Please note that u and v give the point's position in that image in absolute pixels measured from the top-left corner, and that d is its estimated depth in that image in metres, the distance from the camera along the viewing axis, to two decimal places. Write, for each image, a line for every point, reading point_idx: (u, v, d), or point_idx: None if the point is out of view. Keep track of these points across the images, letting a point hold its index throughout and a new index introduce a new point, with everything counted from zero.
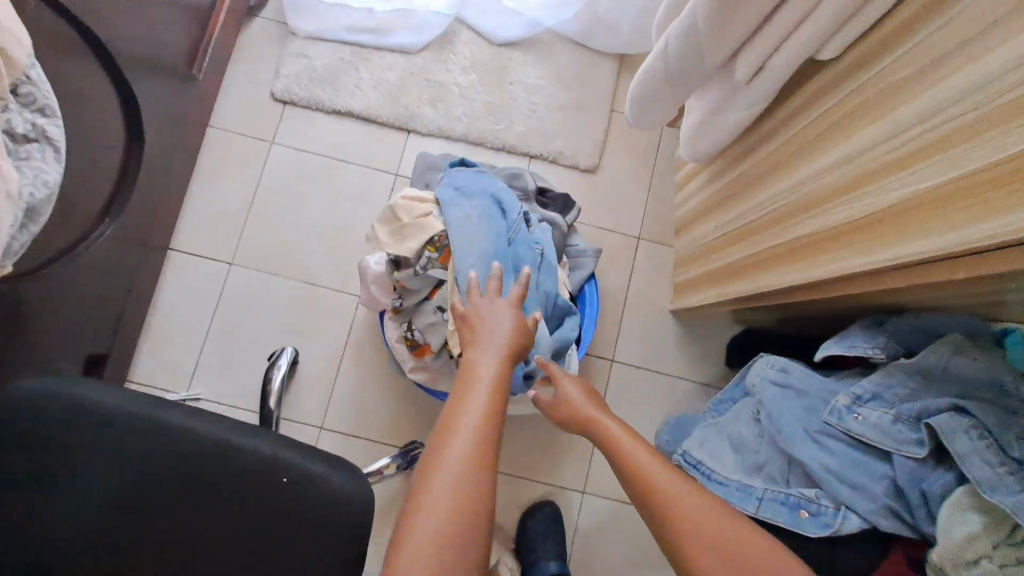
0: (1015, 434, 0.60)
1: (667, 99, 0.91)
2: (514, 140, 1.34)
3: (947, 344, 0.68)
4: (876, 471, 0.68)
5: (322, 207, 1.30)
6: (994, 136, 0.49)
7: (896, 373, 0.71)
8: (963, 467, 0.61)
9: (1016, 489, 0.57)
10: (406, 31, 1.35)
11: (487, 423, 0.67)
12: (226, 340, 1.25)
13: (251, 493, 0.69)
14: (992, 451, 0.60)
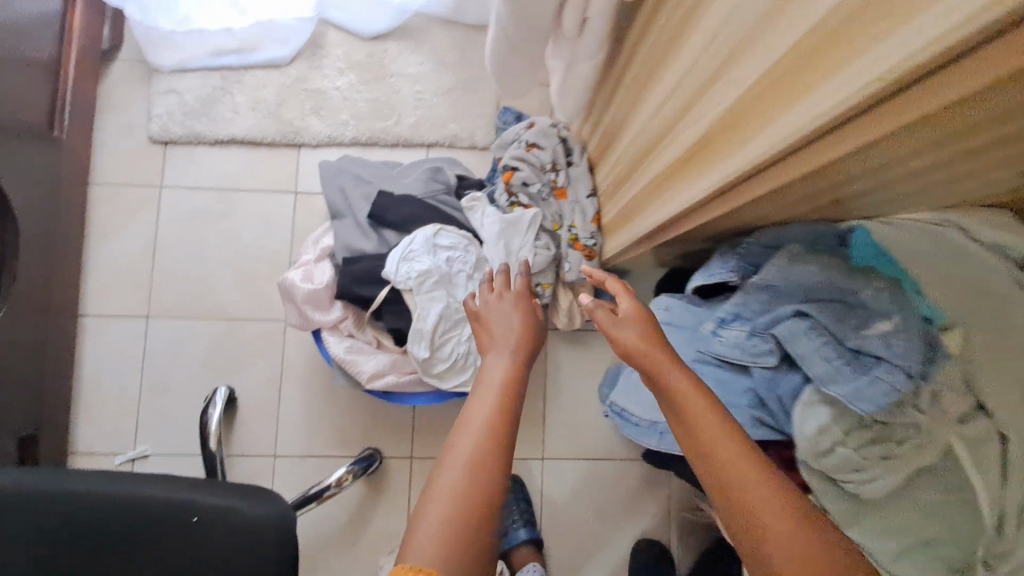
0: (849, 328, 0.66)
1: (522, 64, 0.91)
2: (406, 132, 1.32)
3: (783, 257, 0.71)
4: (739, 386, 0.72)
5: (227, 240, 1.28)
6: (752, 57, 0.49)
7: (751, 290, 0.74)
8: (806, 367, 0.67)
9: (849, 377, 0.64)
10: (272, 44, 1.31)
11: (496, 433, 0.60)
12: (159, 393, 1.24)
13: (168, 545, 0.68)
14: (830, 347, 0.66)
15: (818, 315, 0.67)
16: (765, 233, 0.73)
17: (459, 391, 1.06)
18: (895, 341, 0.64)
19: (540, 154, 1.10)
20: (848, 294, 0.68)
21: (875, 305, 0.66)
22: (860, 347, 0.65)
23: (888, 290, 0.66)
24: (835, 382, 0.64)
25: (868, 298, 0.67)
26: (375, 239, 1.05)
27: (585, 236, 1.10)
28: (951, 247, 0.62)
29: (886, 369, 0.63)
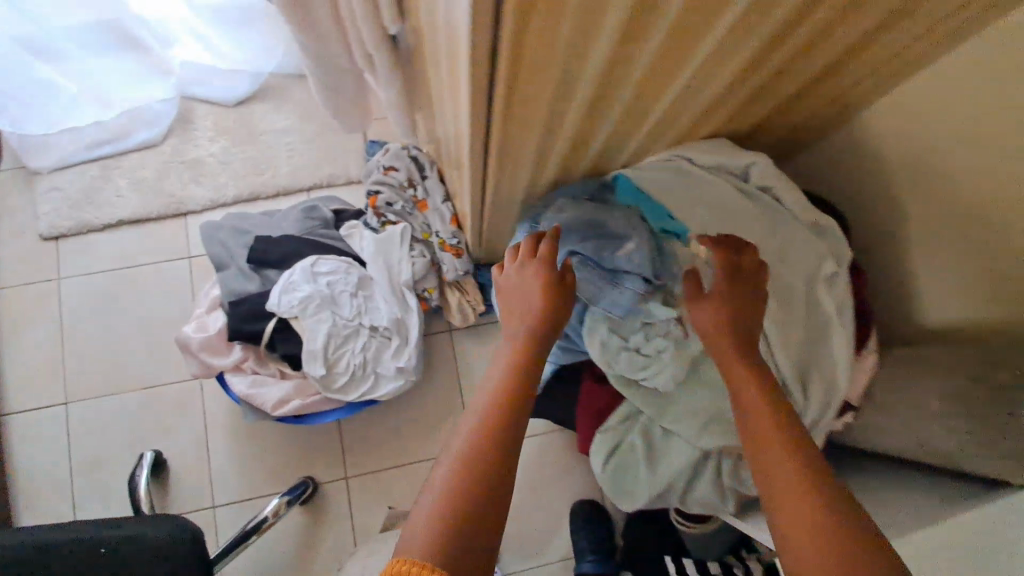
0: (607, 255, 0.75)
1: (345, 98, 1.03)
2: (284, 181, 1.42)
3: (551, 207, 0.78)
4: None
5: (133, 315, 1.35)
6: (447, 60, 0.62)
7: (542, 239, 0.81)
8: (582, 293, 0.75)
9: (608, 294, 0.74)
10: (142, 128, 1.41)
11: (489, 427, 0.58)
12: (90, 473, 1.28)
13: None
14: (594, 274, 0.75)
15: (581, 249, 0.75)
16: (541, 195, 0.81)
17: (365, 399, 1.15)
18: (637, 256, 0.75)
19: (397, 175, 1.23)
20: (600, 226, 0.77)
21: (620, 230, 0.76)
22: (614, 268, 0.75)
23: (630, 216, 0.78)
24: (601, 298, 0.74)
25: (614, 225, 0.76)
26: (257, 280, 1.15)
27: (448, 237, 1.22)
28: (684, 175, 0.76)
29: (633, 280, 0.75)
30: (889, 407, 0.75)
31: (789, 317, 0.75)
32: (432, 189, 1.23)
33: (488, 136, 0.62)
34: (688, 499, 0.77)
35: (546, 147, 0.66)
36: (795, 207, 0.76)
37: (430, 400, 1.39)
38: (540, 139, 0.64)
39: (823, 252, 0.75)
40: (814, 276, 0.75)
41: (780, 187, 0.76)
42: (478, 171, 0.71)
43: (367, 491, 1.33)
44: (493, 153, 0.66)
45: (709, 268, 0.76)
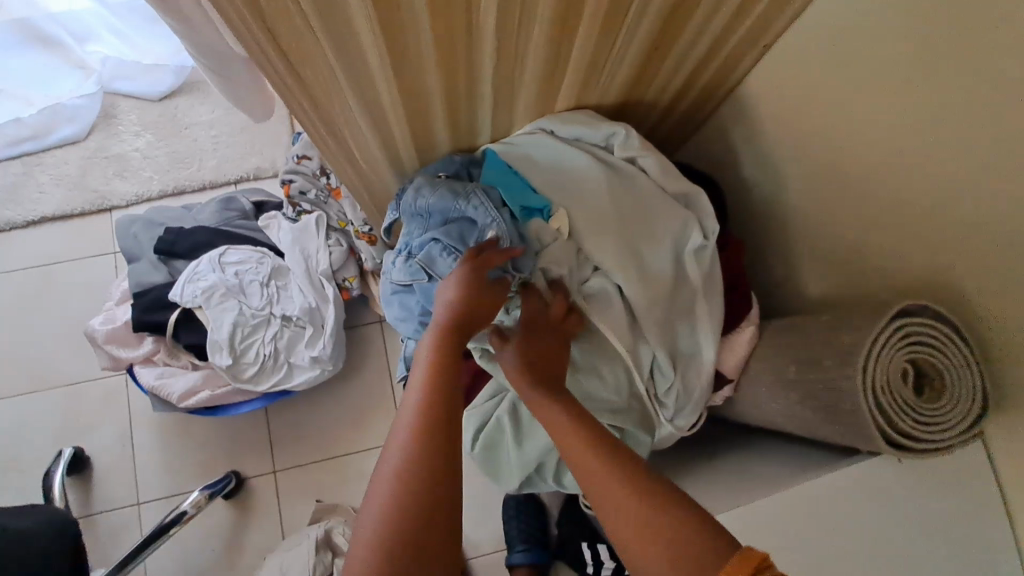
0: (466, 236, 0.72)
1: (237, 80, 1.01)
2: (209, 175, 1.41)
3: (413, 186, 0.75)
4: (411, 303, 0.75)
5: (56, 312, 1.34)
6: None
7: (409, 220, 0.77)
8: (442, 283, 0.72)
9: None
10: (64, 123, 1.40)
11: (424, 423, 0.54)
12: (13, 471, 1.27)
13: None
14: (450, 254, 0.71)
15: (440, 232, 0.72)
16: (410, 169, 0.80)
17: (279, 389, 1.14)
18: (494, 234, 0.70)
19: (310, 164, 1.22)
20: (461, 211, 0.73)
21: (477, 214, 0.72)
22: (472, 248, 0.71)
23: (488, 196, 0.72)
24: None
25: (472, 211, 0.72)
26: (165, 270, 1.14)
27: (359, 224, 1.18)
28: (547, 147, 0.75)
29: None
30: (761, 375, 0.74)
31: (652, 290, 0.72)
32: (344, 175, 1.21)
33: (313, 93, 0.61)
34: (563, 476, 0.75)
35: (381, 106, 0.66)
36: (660, 175, 0.75)
37: (360, 390, 1.37)
38: (370, 100, 0.63)
39: (684, 221, 0.74)
40: (675, 248, 0.74)
41: (643, 158, 0.75)
42: (326, 137, 0.70)
43: (295, 484, 1.31)
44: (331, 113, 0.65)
45: (574, 246, 0.73)
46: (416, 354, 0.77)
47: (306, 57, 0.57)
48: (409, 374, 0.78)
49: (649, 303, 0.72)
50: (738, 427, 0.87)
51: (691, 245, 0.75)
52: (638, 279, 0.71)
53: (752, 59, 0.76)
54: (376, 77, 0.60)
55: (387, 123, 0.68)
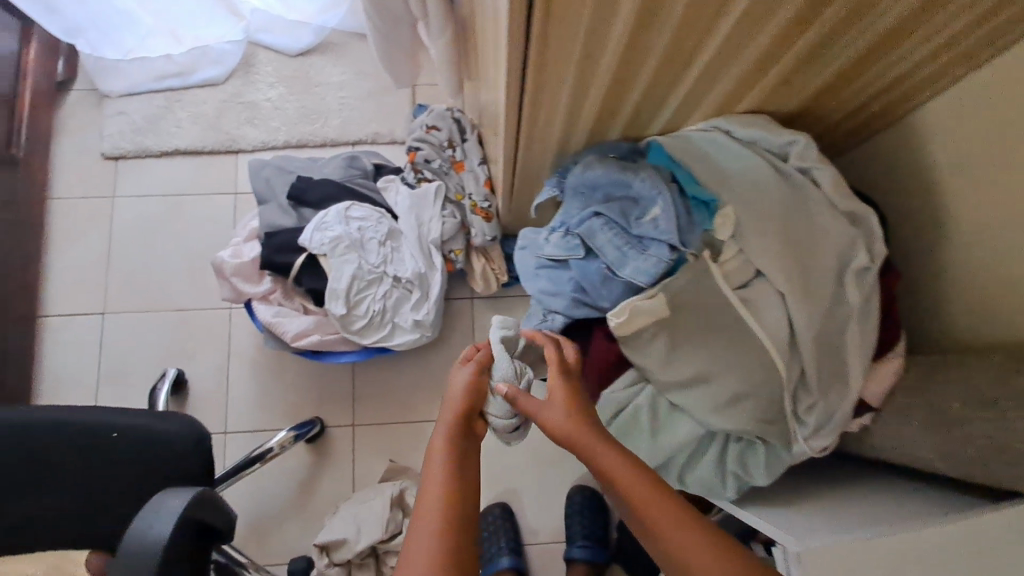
0: (632, 219, 0.71)
1: (397, 44, 1.04)
2: (332, 133, 1.47)
3: (580, 164, 0.75)
4: (564, 279, 0.76)
5: (174, 240, 1.41)
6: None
7: (569, 198, 0.78)
8: (602, 258, 0.71)
9: (631, 257, 0.70)
10: (208, 66, 1.48)
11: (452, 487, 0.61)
12: (116, 381, 1.35)
13: (92, 456, 0.79)
14: (616, 235, 0.71)
15: (606, 212, 0.72)
16: (573, 153, 0.82)
17: (379, 346, 1.17)
18: (665, 219, 0.69)
19: (439, 134, 1.25)
20: (625, 186, 0.71)
21: (644, 191, 0.70)
22: (640, 232, 0.70)
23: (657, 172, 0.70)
24: (623, 265, 0.70)
25: (639, 186, 0.70)
26: (294, 216, 1.19)
27: (480, 199, 1.23)
28: (722, 146, 0.74)
29: (657, 246, 0.69)
30: (909, 410, 0.72)
31: (813, 304, 0.71)
32: (470, 151, 1.24)
33: (530, 67, 0.63)
34: (686, 477, 0.74)
35: (585, 90, 0.67)
36: (833, 191, 0.74)
37: (443, 362, 1.40)
38: (579, 81, 0.65)
39: (856, 239, 0.73)
40: (839, 266, 0.73)
41: (819, 170, 0.74)
42: (513, 107, 0.72)
43: (370, 441, 1.35)
44: (530, 88, 0.67)
45: (736, 245, 0.72)
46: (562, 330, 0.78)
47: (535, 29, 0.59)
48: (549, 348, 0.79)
49: (811, 318, 0.70)
50: (856, 460, 0.85)
51: (856, 265, 0.73)
52: (805, 290, 0.70)
53: None
54: (596, 60, 0.61)
55: (581, 105, 0.70)
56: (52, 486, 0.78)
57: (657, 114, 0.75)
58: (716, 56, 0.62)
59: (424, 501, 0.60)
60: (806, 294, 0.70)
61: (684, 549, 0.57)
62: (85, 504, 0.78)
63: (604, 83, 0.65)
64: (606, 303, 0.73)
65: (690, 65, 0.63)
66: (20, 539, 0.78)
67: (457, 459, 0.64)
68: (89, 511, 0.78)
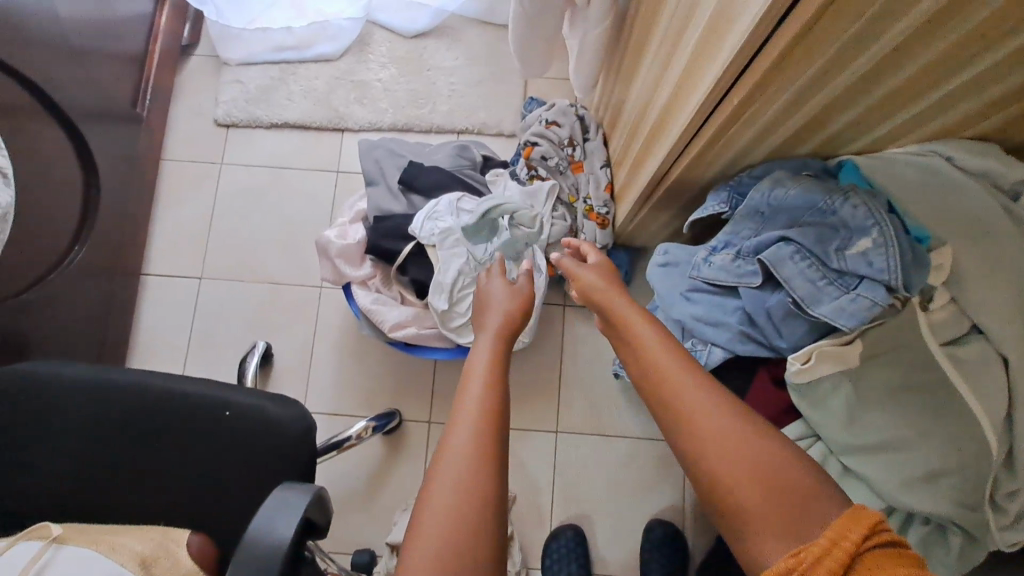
0: (832, 250, 0.61)
1: (542, 36, 0.99)
2: (439, 120, 1.42)
3: (767, 179, 0.65)
4: (730, 307, 0.67)
5: (273, 212, 1.41)
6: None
7: (742, 217, 0.68)
8: (789, 292, 0.62)
9: (830, 295, 0.60)
10: (324, 41, 1.46)
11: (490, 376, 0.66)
12: (204, 347, 1.35)
13: (201, 430, 0.77)
14: (810, 267, 0.61)
15: (800, 238, 0.62)
16: (747, 167, 0.73)
17: (475, 346, 1.11)
18: (878, 255, 0.59)
19: (559, 131, 1.17)
20: (825, 212, 0.62)
21: (853, 219, 0.61)
22: (841, 266, 0.60)
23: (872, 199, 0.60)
24: (818, 302, 0.61)
25: (846, 213, 0.61)
26: (404, 202, 1.14)
27: (598, 204, 1.15)
28: (940, 177, 0.64)
29: (866, 285, 0.59)
30: None
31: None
32: (591, 152, 1.17)
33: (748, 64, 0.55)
34: None
35: (800, 98, 0.58)
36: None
37: (528, 369, 1.33)
38: (798, 86, 0.56)
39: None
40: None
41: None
42: (702, 111, 0.63)
43: (444, 441, 1.30)
44: (740, 89, 0.58)
45: (948, 294, 0.62)
46: (719, 364, 0.69)
47: (773, 21, 0.50)
48: None
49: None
50: None
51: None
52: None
53: None
54: (837, 65, 0.52)
55: (787, 113, 0.61)
56: (158, 457, 0.77)
57: (865, 132, 0.65)
58: (987, 70, 0.51)
59: (463, 393, 0.64)
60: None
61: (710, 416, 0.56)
62: (188, 479, 0.76)
63: (831, 90, 0.56)
64: (786, 345, 0.63)
65: (947, 78, 0.53)
66: (121, 507, 0.76)
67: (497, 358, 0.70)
68: (192, 486, 0.76)
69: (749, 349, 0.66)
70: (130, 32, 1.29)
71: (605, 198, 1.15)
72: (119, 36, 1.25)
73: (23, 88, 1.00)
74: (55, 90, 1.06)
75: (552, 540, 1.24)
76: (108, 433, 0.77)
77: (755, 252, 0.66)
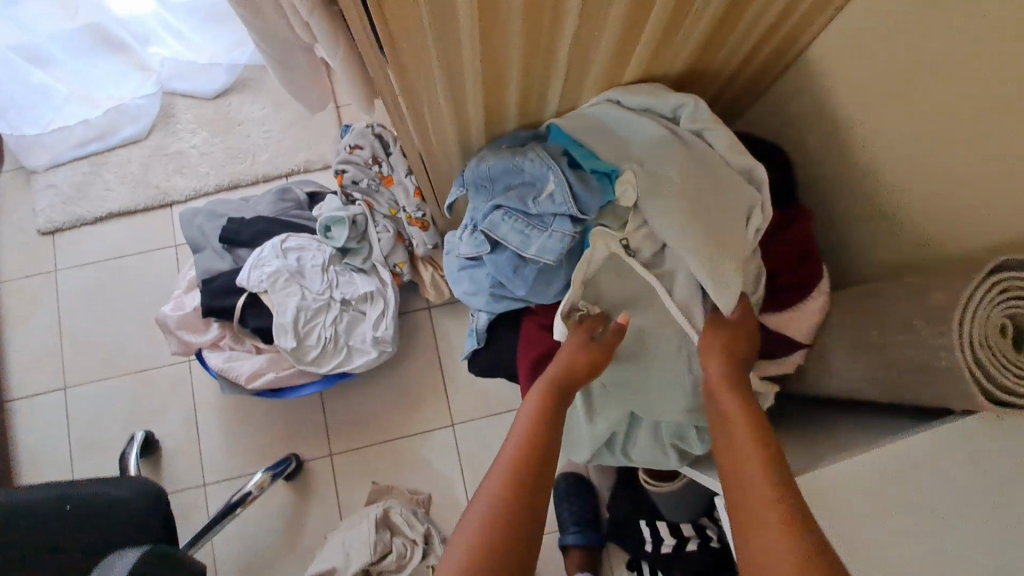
0: (529, 200, 0.73)
1: (301, 73, 1.05)
2: (262, 170, 1.46)
3: (473, 159, 0.78)
4: (482, 274, 0.77)
5: (122, 303, 1.40)
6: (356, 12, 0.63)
7: (474, 193, 0.80)
8: (509, 245, 0.73)
9: (533, 237, 0.72)
10: (126, 124, 1.47)
11: (517, 474, 0.61)
12: (88, 454, 1.33)
13: (31, 534, 0.76)
14: (516, 220, 0.73)
15: (503, 199, 0.74)
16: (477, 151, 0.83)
17: (339, 371, 1.17)
18: (558, 194, 0.71)
19: (361, 153, 1.23)
20: (518, 171, 0.74)
21: (536, 170, 0.73)
22: (537, 211, 0.72)
23: (544, 151, 0.74)
24: (529, 245, 0.72)
25: (530, 167, 0.73)
26: (230, 259, 1.18)
27: (413, 210, 1.20)
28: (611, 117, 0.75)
29: (556, 221, 0.71)
30: (838, 343, 0.73)
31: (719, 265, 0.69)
32: (395, 164, 1.21)
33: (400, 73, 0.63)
34: (630, 452, 0.79)
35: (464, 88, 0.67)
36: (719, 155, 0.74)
37: (411, 376, 1.40)
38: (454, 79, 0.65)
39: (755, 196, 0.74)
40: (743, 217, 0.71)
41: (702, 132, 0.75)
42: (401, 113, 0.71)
43: (351, 466, 1.35)
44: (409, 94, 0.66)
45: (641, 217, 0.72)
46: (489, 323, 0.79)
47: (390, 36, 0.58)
48: (480, 347, 0.82)
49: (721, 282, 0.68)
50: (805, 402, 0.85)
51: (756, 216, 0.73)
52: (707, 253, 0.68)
53: (822, 23, 0.74)
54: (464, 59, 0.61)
55: (465, 99, 0.70)
56: None
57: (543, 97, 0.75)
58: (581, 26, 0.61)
59: (487, 481, 0.62)
60: (708, 260, 0.68)
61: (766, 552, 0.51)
62: None
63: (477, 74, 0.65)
64: (521, 290, 0.74)
65: (559, 39, 0.63)
66: None
67: (531, 449, 0.64)
68: None
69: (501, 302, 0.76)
70: None
71: (417, 203, 1.19)
72: None
73: None
74: None
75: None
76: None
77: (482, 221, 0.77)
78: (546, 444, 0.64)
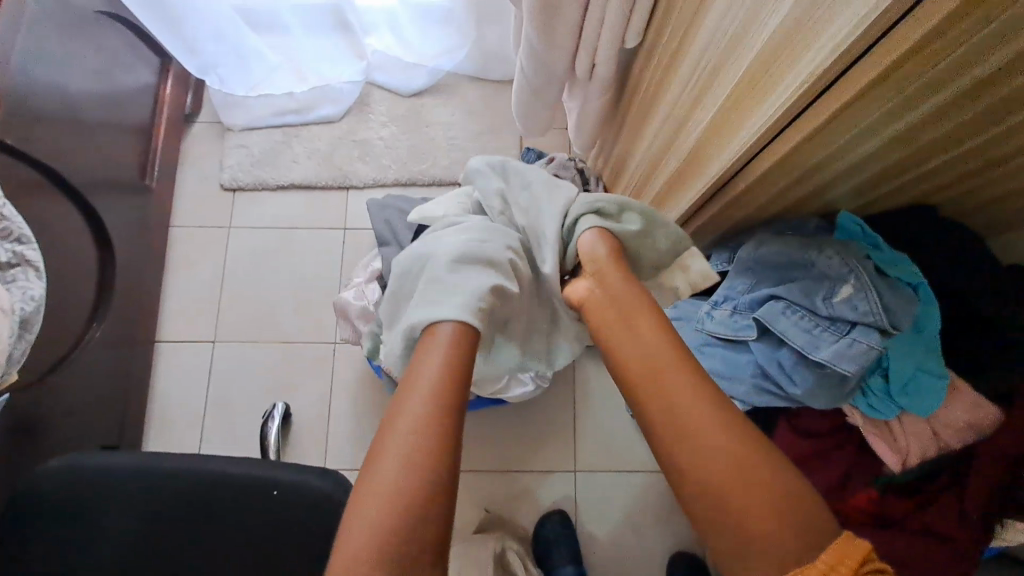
0: (819, 299, 0.69)
1: (548, 103, 1.06)
2: (441, 173, 1.48)
3: (751, 242, 0.75)
4: (741, 362, 0.75)
5: (284, 271, 1.44)
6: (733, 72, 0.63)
7: (738, 274, 0.77)
8: (791, 343, 0.70)
9: (825, 342, 0.68)
10: (326, 104, 1.52)
11: (410, 476, 0.57)
12: (220, 409, 1.36)
13: (251, 512, 0.79)
14: (804, 319, 0.70)
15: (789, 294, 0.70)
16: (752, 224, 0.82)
17: (496, 396, 1.16)
18: (861, 303, 0.67)
19: None
20: (806, 265, 0.71)
21: (830, 270, 0.69)
22: (832, 315, 0.68)
23: (843, 249, 0.69)
24: (818, 348, 0.68)
25: (824, 265, 0.70)
26: None
27: None
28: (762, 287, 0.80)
29: (860, 331, 0.67)
30: None
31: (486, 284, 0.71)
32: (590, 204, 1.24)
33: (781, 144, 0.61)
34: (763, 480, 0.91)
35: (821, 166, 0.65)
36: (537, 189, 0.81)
37: (544, 411, 1.38)
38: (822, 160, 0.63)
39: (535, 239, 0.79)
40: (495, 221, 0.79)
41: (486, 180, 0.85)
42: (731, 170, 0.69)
43: (467, 487, 1.32)
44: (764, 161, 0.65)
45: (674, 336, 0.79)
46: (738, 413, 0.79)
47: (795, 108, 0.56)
48: None
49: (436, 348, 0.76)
50: None
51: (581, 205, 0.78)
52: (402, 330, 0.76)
53: None
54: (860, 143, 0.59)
55: (808, 176, 0.67)
56: (206, 530, 0.79)
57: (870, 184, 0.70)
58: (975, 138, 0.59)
59: (368, 487, 0.57)
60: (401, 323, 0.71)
61: (739, 474, 0.55)
62: (245, 555, 0.78)
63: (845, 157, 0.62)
64: (796, 392, 0.70)
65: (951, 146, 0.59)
66: None
67: (417, 455, 0.58)
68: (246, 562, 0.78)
69: (764, 400, 0.74)
70: (136, 106, 1.32)
71: None
72: (124, 109, 1.28)
73: (41, 172, 1.02)
74: (69, 170, 1.09)
75: (540, 527, 1.29)
76: (164, 516, 0.79)
77: (749, 308, 0.75)
78: (431, 446, 0.59)
